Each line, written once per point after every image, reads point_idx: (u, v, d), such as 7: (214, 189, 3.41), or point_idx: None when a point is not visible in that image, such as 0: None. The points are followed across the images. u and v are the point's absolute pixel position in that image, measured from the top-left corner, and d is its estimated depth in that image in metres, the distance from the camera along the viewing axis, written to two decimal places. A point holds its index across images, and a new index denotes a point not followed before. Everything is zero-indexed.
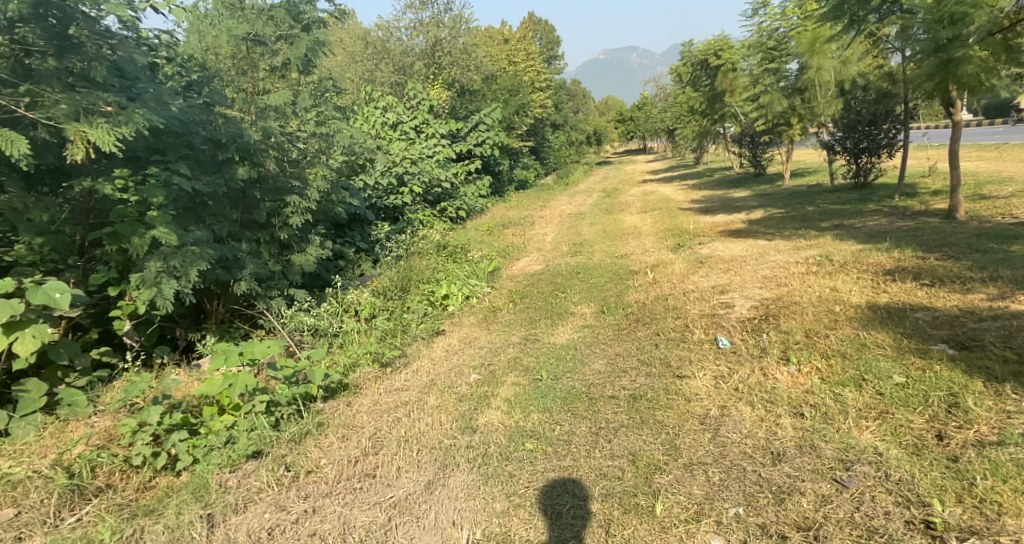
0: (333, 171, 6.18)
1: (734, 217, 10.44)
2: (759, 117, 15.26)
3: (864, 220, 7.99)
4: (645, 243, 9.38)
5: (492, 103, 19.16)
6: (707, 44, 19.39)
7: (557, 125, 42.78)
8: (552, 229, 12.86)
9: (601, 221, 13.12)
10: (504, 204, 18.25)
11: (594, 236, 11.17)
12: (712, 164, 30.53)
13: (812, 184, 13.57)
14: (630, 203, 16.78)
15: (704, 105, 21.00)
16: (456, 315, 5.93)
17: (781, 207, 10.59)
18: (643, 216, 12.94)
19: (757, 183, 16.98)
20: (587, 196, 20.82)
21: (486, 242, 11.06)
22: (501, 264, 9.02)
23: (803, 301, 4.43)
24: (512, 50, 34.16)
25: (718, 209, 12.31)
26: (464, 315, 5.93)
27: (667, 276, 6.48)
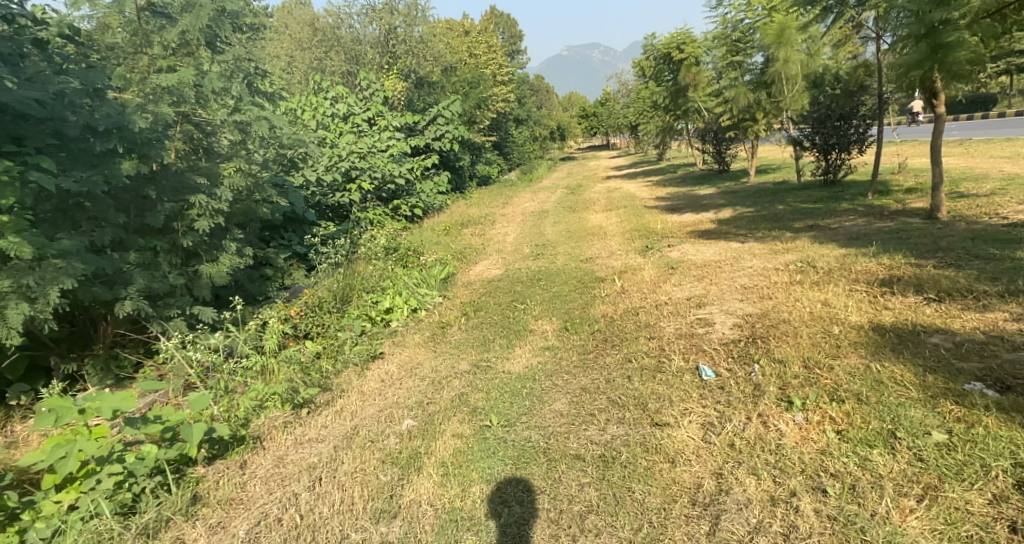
0: (250, 165, 5.35)
1: (703, 216, 9.96)
2: (725, 112, 14.87)
3: (839, 220, 7.55)
4: (610, 244, 8.80)
5: (450, 96, 18.35)
6: (671, 36, 18.97)
7: (520, 120, 42.08)
8: (513, 228, 12.18)
9: (564, 220, 12.52)
10: (464, 201, 17.50)
11: (556, 237, 10.53)
12: (675, 160, 30.25)
13: (779, 181, 13.21)
14: (594, 201, 16.23)
15: (668, 99, 20.59)
16: (398, 333, 5.17)
17: (751, 205, 10.16)
18: (608, 214, 12.40)
19: (722, 180, 16.61)
20: (550, 193, 20.21)
21: (441, 243, 10.30)
22: (456, 269, 8.28)
23: (794, 320, 3.83)
24: (472, 42, 33.29)
25: (684, 207, 11.84)
26: (408, 333, 5.18)
27: (636, 284, 5.86)
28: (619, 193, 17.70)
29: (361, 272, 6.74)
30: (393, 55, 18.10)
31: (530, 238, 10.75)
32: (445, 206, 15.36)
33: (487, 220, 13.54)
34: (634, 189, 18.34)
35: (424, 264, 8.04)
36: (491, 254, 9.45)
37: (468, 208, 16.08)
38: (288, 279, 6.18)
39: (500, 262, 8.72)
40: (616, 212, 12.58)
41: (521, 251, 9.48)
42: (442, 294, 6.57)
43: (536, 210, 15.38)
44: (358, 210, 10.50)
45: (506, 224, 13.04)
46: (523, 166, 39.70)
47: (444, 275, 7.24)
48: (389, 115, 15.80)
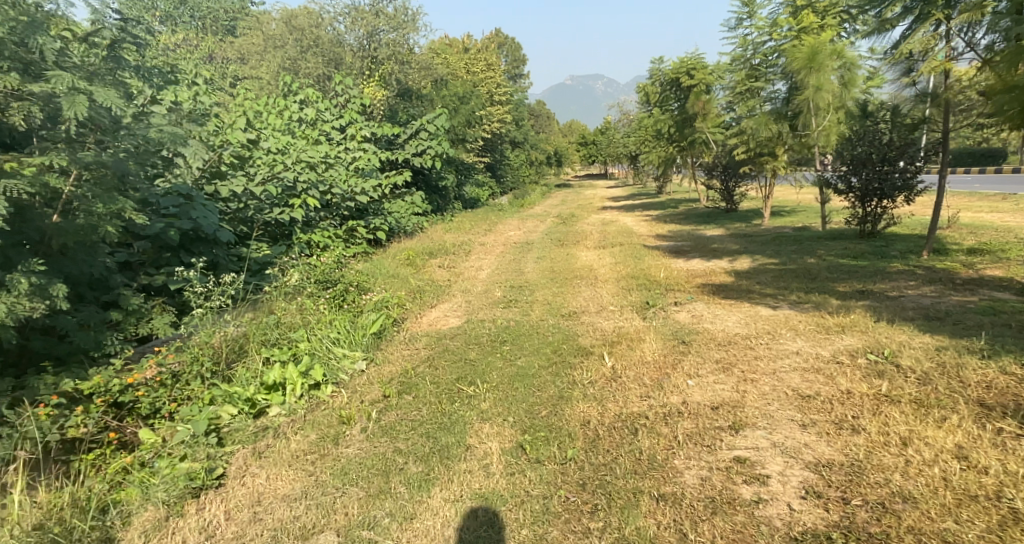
0: (81, 162, 3.58)
1: (715, 265, 8.45)
2: (739, 145, 13.50)
3: (897, 286, 6.02)
4: (604, 293, 7.21)
5: (437, 109, 16.93)
6: (679, 62, 17.69)
7: (515, 142, 40.86)
8: (492, 261, 10.61)
9: (551, 256, 10.94)
10: (444, 225, 15.95)
11: (542, 275, 8.95)
12: (674, 195, 28.95)
13: (798, 227, 11.75)
14: (588, 234, 14.74)
15: (672, 129, 19.26)
16: (264, 433, 3.32)
17: (772, 254, 8.65)
18: (602, 252, 10.88)
19: (729, 220, 15.18)
20: (540, 221, 18.70)
21: (404, 277, 8.67)
22: (412, 315, 6.68)
23: (924, 508, 2.28)
24: (470, 60, 32.13)
25: (690, 250, 10.34)
26: (283, 438, 3.28)
27: (637, 371, 4.17)
28: (615, 227, 16.22)
29: (263, 319, 4.98)
30: (377, 62, 16.64)
31: (511, 275, 9.16)
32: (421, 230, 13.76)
33: (466, 248, 11.96)
34: (632, 224, 16.89)
35: (371, 306, 6.41)
36: (460, 295, 7.81)
37: (448, 234, 14.53)
38: (144, 329, 4.41)
39: (467, 307, 7.05)
40: (611, 250, 11.07)
41: (497, 293, 7.84)
42: (366, 355, 4.83)
43: (522, 240, 13.87)
44: (307, 232, 8.83)
45: (486, 255, 11.46)
46: (515, 190, 38.33)
47: (381, 324, 5.50)
48: (365, 127, 14.29)
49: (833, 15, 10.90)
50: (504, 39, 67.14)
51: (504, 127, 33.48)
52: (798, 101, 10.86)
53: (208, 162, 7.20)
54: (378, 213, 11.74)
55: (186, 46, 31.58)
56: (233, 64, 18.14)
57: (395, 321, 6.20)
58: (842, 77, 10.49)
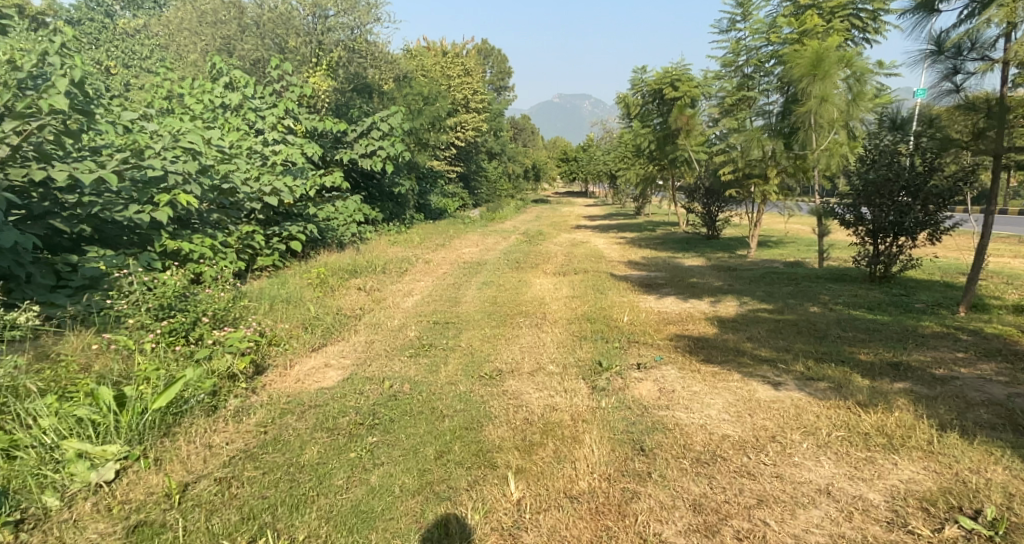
0: None
1: (693, 307, 6.83)
2: (727, 163, 12.04)
3: (942, 359, 4.43)
4: (547, 344, 5.47)
5: (394, 107, 15.33)
6: (662, 72, 16.47)
7: (492, 153, 39.27)
8: (429, 286, 8.84)
9: (501, 281, 9.21)
10: (392, 238, 14.20)
11: (481, 310, 7.20)
12: (653, 216, 27.58)
13: (791, 262, 10.22)
14: (552, 256, 13.09)
15: (652, 145, 17.86)
16: None
17: (763, 297, 7.07)
18: (561, 281, 9.22)
19: (711, 248, 13.67)
20: (504, 238, 17.02)
21: (305, 302, 6.84)
22: (288, 363, 4.96)
23: None
24: (447, 64, 30.57)
25: (663, 284, 8.72)
26: None
27: (558, 523, 2.53)
28: (584, 249, 14.60)
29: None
30: (329, 50, 14.93)
31: (443, 306, 7.39)
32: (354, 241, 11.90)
33: (404, 267, 10.17)
34: (603, 246, 15.28)
35: (226, 346, 4.66)
36: (366, 331, 6.01)
37: (394, 249, 12.77)
38: None
39: (363, 352, 5.26)
40: (572, 278, 9.41)
41: (412, 332, 6.04)
42: (126, 449, 2.93)
43: (476, 259, 12.15)
44: (177, 237, 6.89)
45: (425, 275, 9.70)
46: (489, 202, 36.67)
47: (198, 382, 3.60)
48: (304, 119, 12.63)
49: (842, 17, 9.70)
50: (491, 49, 65.83)
51: (480, 136, 31.87)
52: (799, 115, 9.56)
53: (22, 137, 5.22)
54: (297, 218, 9.87)
55: (148, 32, 29.86)
56: (169, 45, 16.27)
57: (237, 376, 4.32)
58: (850, 89, 9.20)
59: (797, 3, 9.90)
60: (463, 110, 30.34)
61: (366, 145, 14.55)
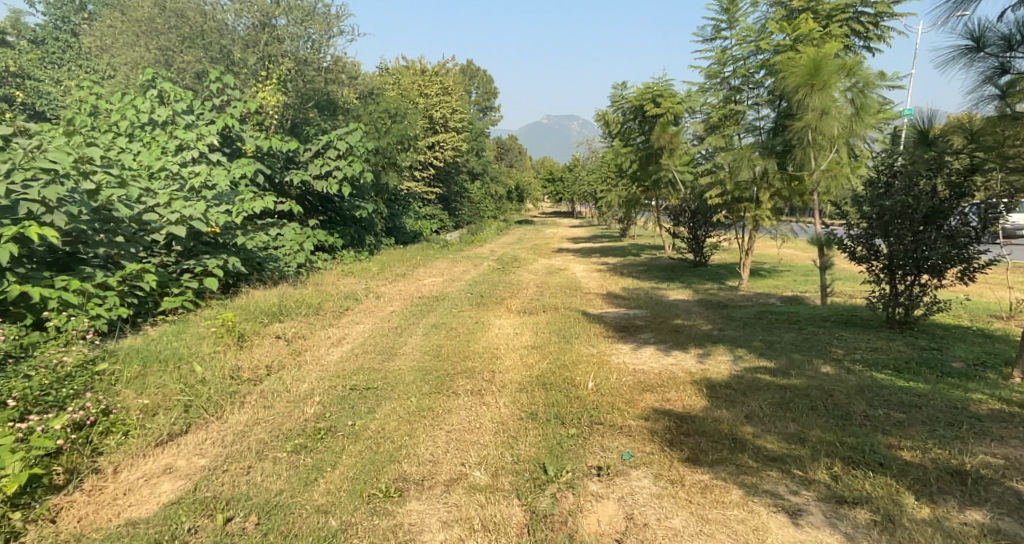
0: None
1: (678, 363, 5.60)
2: (714, 184, 10.89)
3: (1019, 464, 3.24)
4: (481, 428, 4.17)
5: (355, 124, 14.34)
6: (645, 88, 15.75)
7: (473, 173, 38.11)
8: (371, 330, 7.56)
9: (456, 323, 7.93)
10: (349, 268, 12.92)
11: (419, 366, 5.91)
12: (638, 239, 26.53)
13: (789, 298, 9.05)
14: (523, 287, 11.85)
15: (637, 165, 16.94)
16: None
17: (762, 350, 5.87)
18: (524, 322, 7.95)
19: (698, 277, 12.51)
20: (475, 264, 15.76)
21: (201, 358, 5.54)
22: (123, 462, 3.63)
23: None
24: (424, 81, 29.42)
25: (642, 327, 7.49)
26: None
27: None
28: (560, 277, 13.38)
29: None
30: (280, 62, 13.74)
31: (375, 360, 6.11)
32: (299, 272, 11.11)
33: (348, 306, 8.91)
34: (581, 274, 14.08)
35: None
36: (262, 403, 4.70)
37: (347, 283, 11.50)
38: None
39: (239, 439, 3.94)
40: (537, 318, 8.16)
41: (316, 403, 4.73)
42: None
43: (438, 292, 10.90)
44: (30, 280, 5.37)
45: (371, 316, 8.43)
46: (470, 223, 35.42)
47: None
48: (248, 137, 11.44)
49: (839, 22, 8.68)
50: (476, 68, 65.20)
51: (458, 155, 30.71)
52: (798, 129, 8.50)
53: None
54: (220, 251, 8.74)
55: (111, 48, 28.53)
56: (107, 57, 14.95)
57: (5, 505, 2.98)
58: (853, 101, 8.07)
59: (789, 6, 8.86)
60: (441, 129, 29.17)
61: (321, 165, 13.36)
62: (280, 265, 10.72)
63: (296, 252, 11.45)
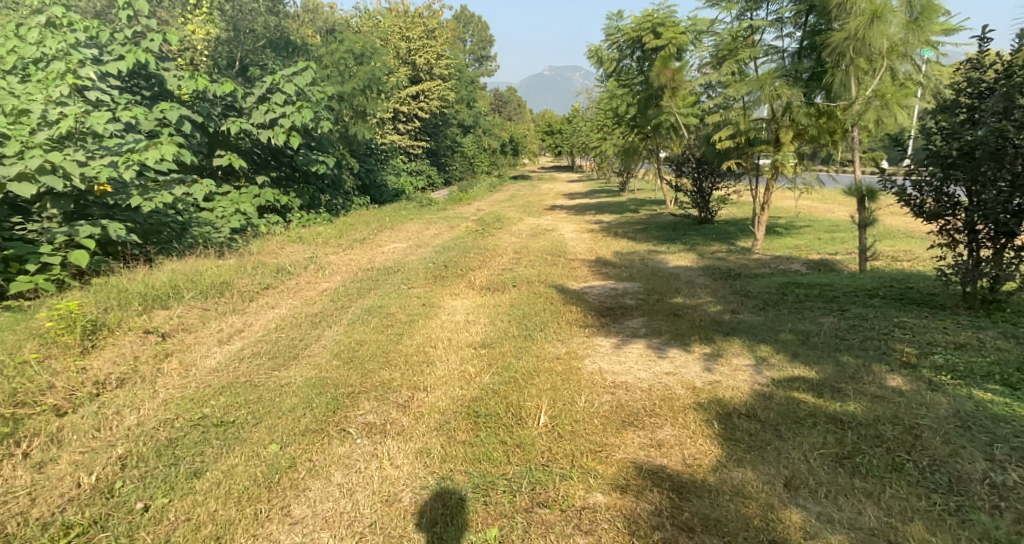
0: None
1: (678, 370, 4.03)
2: (723, 123, 9.10)
3: None
4: (355, 508, 2.69)
5: (303, 65, 12.74)
6: (643, 16, 13.83)
7: (463, 125, 35.88)
8: (285, 317, 5.93)
9: (399, 305, 6.34)
10: (300, 236, 11.31)
11: (322, 373, 4.34)
12: (639, 193, 24.69)
13: (815, 265, 7.39)
14: (499, 253, 10.21)
15: (636, 108, 15.01)
16: None
17: (795, 347, 4.28)
18: (484, 302, 6.36)
19: (703, 238, 10.83)
20: (451, 226, 14.07)
21: (4, 368, 3.97)
22: None
23: None
24: (407, 24, 27.13)
25: (631, 311, 5.90)
26: None
27: None
28: (545, 240, 11.72)
29: None
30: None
31: (268, 364, 4.52)
32: (232, 237, 10.01)
33: (272, 285, 7.24)
34: (570, 236, 12.40)
35: None
36: (38, 457, 3.13)
37: (294, 253, 9.88)
38: None
39: None
40: (501, 296, 6.56)
41: (113, 462, 3.01)
42: None
43: (397, 262, 9.28)
44: None
45: (296, 296, 6.79)
46: (461, 180, 33.48)
47: None
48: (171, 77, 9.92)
49: None
50: (469, 15, 61.92)
51: (445, 106, 28.56)
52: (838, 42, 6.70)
53: None
54: (114, 215, 7.54)
55: None
56: None
57: None
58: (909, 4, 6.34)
59: None
60: (425, 77, 26.96)
61: (264, 113, 11.97)
62: (209, 234, 9.45)
63: (229, 218, 10.29)
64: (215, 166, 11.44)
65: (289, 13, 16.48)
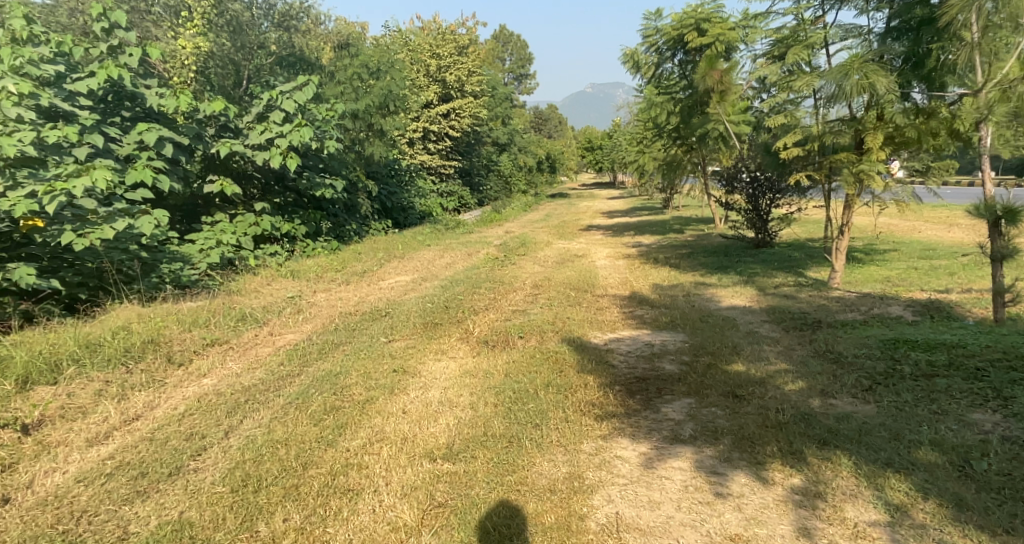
0: None
1: (756, 532, 2.42)
2: (790, 126, 7.34)
3: None
4: None
5: (307, 79, 11.59)
6: (686, 11, 12.21)
7: (498, 143, 34.58)
8: (209, 391, 4.50)
9: (365, 372, 4.86)
10: (297, 271, 10.08)
11: (192, 510, 2.85)
12: (683, 210, 22.79)
13: (922, 310, 5.59)
14: (516, 287, 8.65)
15: (678, 116, 13.31)
16: None
17: (952, 486, 2.59)
18: (472, 369, 4.80)
19: (761, 267, 9.02)
20: (471, 253, 12.64)
21: None
22: None
23: None
24: (438, 40, 26.00)
25: (674, 384, 4.26)
26: None
27: None
28: (572, 269, 10.09)
29: None
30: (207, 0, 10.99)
31: (125, 489, 3.05)
32: (210, 273, 8.94)
33: (224, 338, 5.88)
34: (602, 263, 10.74)
35: None
36: None
37: (281, 291, 8.61)
38: None
39: None
40: (497, 359, 4.99)
41: None
42: None
43: (392, 302, 7.86)
44: None
45: (243, 357, 5.38)
46: (495, 199, 32.11)
47: None
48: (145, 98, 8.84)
49: None
50: (507, 34, 61.09)
51: (478, 124, 27.28)
52: (955, 12, 4.98)
53: None
54: (44, 253, 6.30)
55: None
56: None
57: None
58: None
59: None
60: (456, 95, 25.77)
61: (260, 133, 10.83)
62: (181, 271, 8.32)
63: (211, 251, 9.24)
64: (205, 192, 10.37)
65: (302, 27, 15.48)
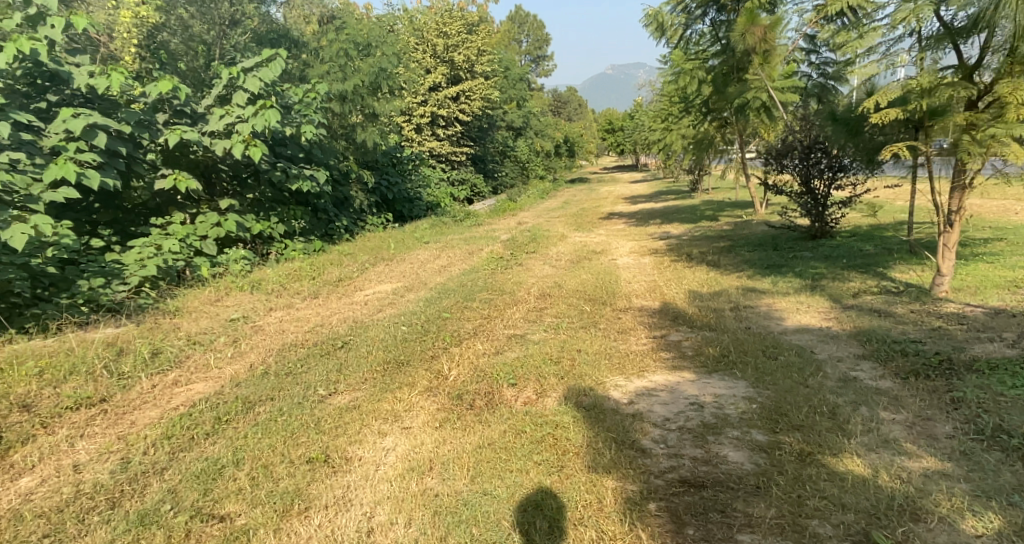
0: None
1: None
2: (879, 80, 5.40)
3: None
4: None
5: (275, 53, 9.88)
6: None
7: (513, 127, 32.52)
8: (7, 511, 2.86)
9: (265, 465, 3.18)
10: (264, 279, 8.50)
11: None
12: (713, 194, 20.75)
13: None
14: (517, 299, 6.90)
15: (712, 85, 11.36)
16: None
17: None
18: (426, 460, 3.10)
19: (826, 266, 7.16)
20: (473, 251, 10.96)
21: None
22: None
23: None
24: (444, 17, 24.02)
25: (751, 501, 2.55)
26: None
27: None
28: (589, 271, 8.30)
29: None
30: None
31: None
32: (149, 287, 7.34)
33: (100, 397, 4.24)
34: (625, 261, 8.93)
35: None
36: None
37: (227, 312, 7.00)
38: None
39: None
40: (467, 439, 3.28)
41: None
42: None
43: (358, 326, 6.15)
44: None
45: (105, 431, 3.73)
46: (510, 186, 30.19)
47: None
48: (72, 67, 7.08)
49: None
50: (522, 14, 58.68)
51: (489, 106, 25.32)
52: None
53: None
54: None
55: None
56: None
57: None
58: None
59: None
60: (465, 76, 23.86)
61: (219, 118, 9.20)
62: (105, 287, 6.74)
63: (151, 258, 7.65)
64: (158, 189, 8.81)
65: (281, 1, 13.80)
